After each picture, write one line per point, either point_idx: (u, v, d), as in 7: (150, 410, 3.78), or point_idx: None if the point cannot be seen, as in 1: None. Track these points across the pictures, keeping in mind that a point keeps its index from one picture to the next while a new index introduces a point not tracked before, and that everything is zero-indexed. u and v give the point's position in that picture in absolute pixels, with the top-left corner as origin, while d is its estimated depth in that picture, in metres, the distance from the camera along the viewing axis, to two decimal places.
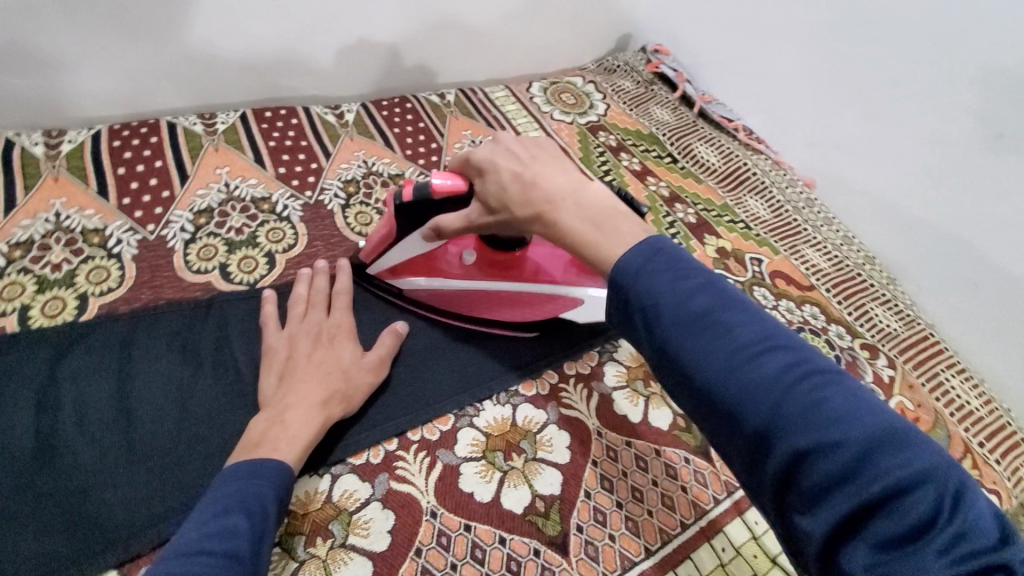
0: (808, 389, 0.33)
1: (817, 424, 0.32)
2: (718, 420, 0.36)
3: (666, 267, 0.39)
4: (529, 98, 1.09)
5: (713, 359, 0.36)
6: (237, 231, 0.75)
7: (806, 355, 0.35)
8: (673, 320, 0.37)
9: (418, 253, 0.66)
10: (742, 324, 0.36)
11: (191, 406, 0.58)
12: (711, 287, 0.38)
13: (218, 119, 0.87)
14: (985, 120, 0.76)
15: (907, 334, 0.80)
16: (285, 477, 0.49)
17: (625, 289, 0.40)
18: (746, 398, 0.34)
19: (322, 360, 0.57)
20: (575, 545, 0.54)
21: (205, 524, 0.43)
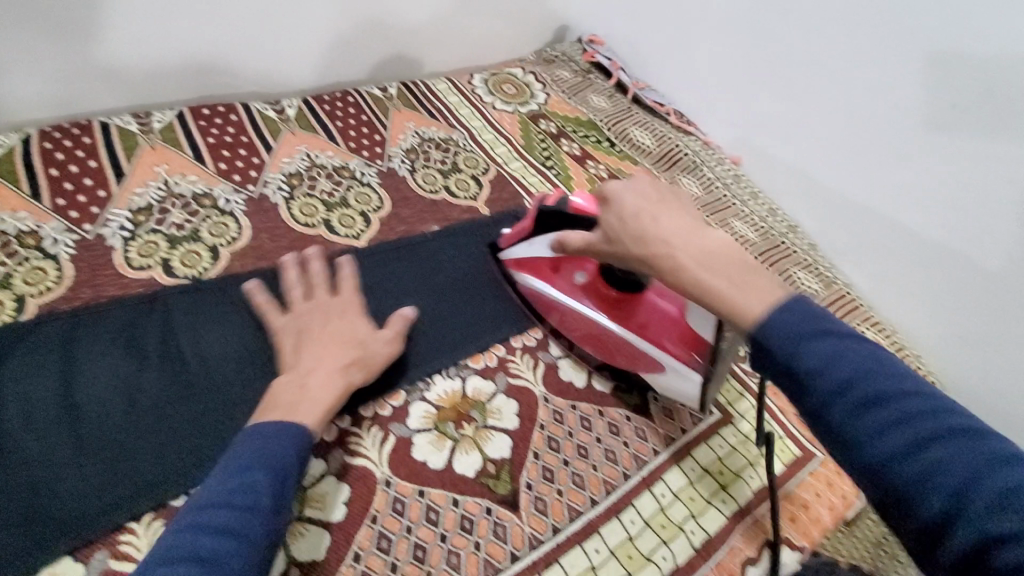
0: (991, 478, 0.37)
1: (1008, 514, 0.35)
2: (889, 498, 0.40)
3: (827, 340, 0.44)
4: (470, 89, 1.12)
5: (885, 441, 0.40)
6: (179, 227, 0.74)
7: (987, 440, 0.38)
8: (845, 399, 0.42)
9: (542, 257, 0.71)
10: (917, 409, 0.40)
11: (139, 397, 0.58)
12: (886, 369, 0.43)
13: (154, 117, 0.86)
14: (885, 92, 0.84)
15: (825, 294, 0.87)
16: (303, 435, 0.52)
17: (782, 354, 0.45)
18: (920, 479, 0.39)
19: (335, 335, 0.60)
20: (525, 501, 0.57)
21: (229, 477, 0.47)
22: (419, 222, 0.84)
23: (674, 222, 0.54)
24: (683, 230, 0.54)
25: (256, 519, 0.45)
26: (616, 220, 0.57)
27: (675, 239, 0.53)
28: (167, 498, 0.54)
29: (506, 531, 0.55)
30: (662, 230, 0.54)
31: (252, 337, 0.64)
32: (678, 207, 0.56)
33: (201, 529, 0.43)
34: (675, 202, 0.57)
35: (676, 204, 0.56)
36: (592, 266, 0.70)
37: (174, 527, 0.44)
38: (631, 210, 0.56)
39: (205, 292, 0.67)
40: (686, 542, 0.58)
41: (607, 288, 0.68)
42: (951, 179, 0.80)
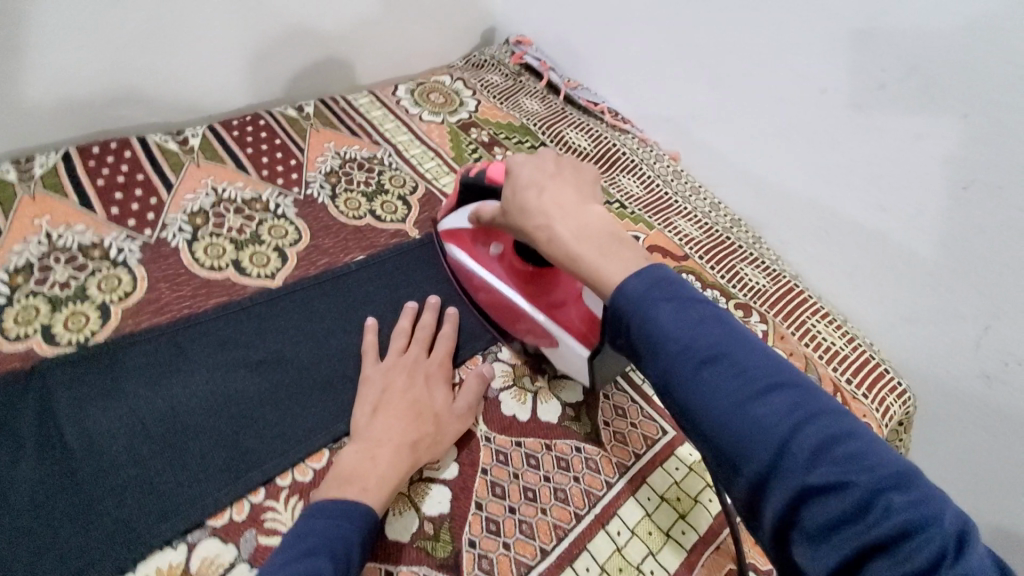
0: (815, 430, 0.34)
1: (826, 465, 0.33)
2: (720, 457, 0.37)
3: (672, 298, 0.40)
4: (394, 102, 1.05)
5: (719, 400, 0.37)
6: (63, 286, 0.66)
7: (812, 393, 0.36)
8: (688, 357, 0.38)
9: (462, 228, 0.68)
10: (753, 363, 0.37)
11: (12, 497, 0.50)
12: (718, 322, 0.39)
13: (35, 161, 0.77)
14: (812, 76, 0.81)
15: (773, 289, 0.84)
16: (369, 524, 0.49)
17: (627, 313, 0.41)
18: (745, 437, 0.36)
19: (417, 402, 0.57)
20: (468, 562, 0.52)
21: (290, 563, 0.44)
22: (341, 252, 0.77)
23: (560, 196, 0.50)
24: (566, 203, 0.49)
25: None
26: (509, 192, 0.53)
27: (552, 210, 0.49)
28: None
29: None
30: (541, 199, 0.50)
31: (149, 407, 0.57)
32: (575, 183, 0.51)
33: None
34: (574, 178, 0.52)
35: (575, 184, 0.51)
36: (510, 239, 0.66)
37: None
38: (524, 181, 0.52)
39: (94, 360, 0.59)
40: None
41: (521, 262, 0.65)
42: (884, 161, 0.78)
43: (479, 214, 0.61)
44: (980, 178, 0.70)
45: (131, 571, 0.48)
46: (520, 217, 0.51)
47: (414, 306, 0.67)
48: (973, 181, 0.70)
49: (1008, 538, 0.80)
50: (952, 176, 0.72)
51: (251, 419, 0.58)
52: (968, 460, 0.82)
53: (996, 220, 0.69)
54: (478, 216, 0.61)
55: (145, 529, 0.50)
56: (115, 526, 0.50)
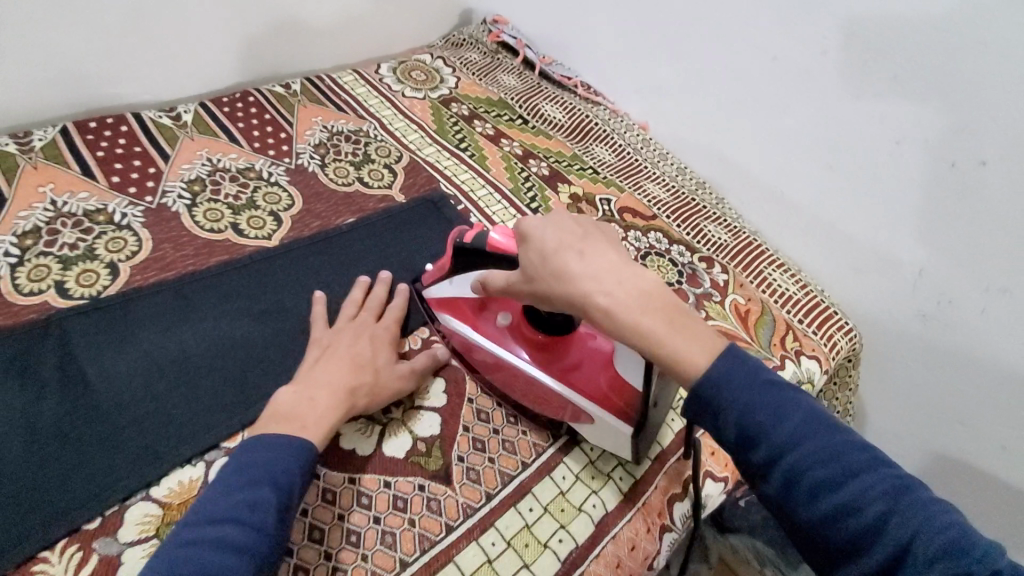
0: (923, 517, 0.39)
1: (946, 561, 0.38)
2: (833, 550, 0.41)
3: (774, 397, 0.45)
4: (378, 80, 1.10)
5: (831, 497, 0.41)
6: (72, 247, 0.71)
7: (911, 483, 0.41)
8: (795, 451, 0.43)
9: (465, 296, 0.64)
10: (852, 455, 0.42)
11: (39, 428, 0.55)
12: (816, 416, 0.44)
13: (34, 135, 0.81)
14: (764, 46, 0.88)
15: (734, 243, 0.91)
16: (307, 449, 0.52)
17: (730, 408, 0.45)
18: (856, 530, 0.40)
19: (359, 356, 0.61)
20: (457, 473, 0.58)
21: (232, 494, 0.47)
22: (333, 216, 0.83)
23: (600, 259, 0.50)
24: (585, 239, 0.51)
25: (260, 536, 0.45)
26: (533, 256, 0.52)
27: (602, 278, 0.49)
28: (79, 522, 0.50)
29: (440, 504, 0.56)
30: (585, 266, 0.49)
31: (162, 350, 0.62)
32: (603, 240, 0.52)
33: (204, 545, 0.44)
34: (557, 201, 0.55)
35: (604, 239, 0.52)
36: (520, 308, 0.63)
37: (179, 541, 0.44)
38: (551, 246, 0.51)
39: (106, 311, 0.64)
40: (616, 488, 0.61)
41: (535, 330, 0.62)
42: (829, 123, 0.85)
43: (486, 281, 0.59)
44: (915, 135, 0.77)
45: (155, 484, 0.54)
46: (554, 282, 0.50)
47: (365, 279, 0.70)
48: (905, 138, 0.78)
49: (948, 462, 0.89)
50: (890, 134, 0.79)
51: (256, 360, 0.64)
52: (910, 392, 0.90)
53: (927, 173, 0.77)
54: (486, 284, 0.59)
55: (167, 451, 0.56)
56: (139, 450, 0.55)
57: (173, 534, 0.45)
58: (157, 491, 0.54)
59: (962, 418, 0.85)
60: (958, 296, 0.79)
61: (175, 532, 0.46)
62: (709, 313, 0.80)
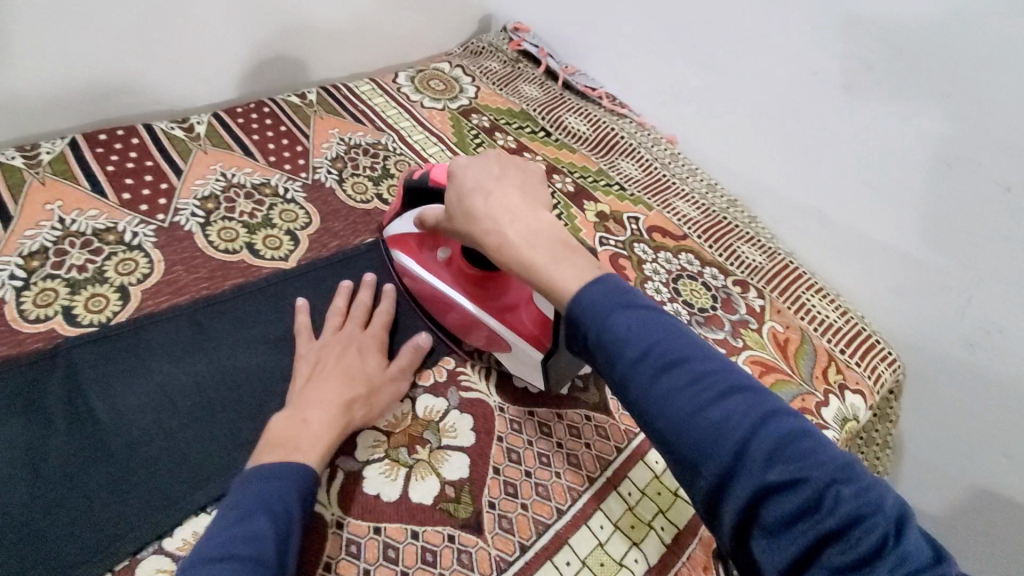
0: (766, 424, 0.37)
1: (782, 464, 0.36)
2: (681, 461, 0.39)
3: (631, 309, 0.42)
4: (396, 89, 1.06)
5: (680, 405, 0.39)
6: (80, 269, 0.67)
7: (760, 393, 0.39)
8: (647, 362, 0.40)
9: (409, 231, 0.66)
10: (706, 367, 0.40)
11: (44, 471, 0.51)
12: (673, 328, 0.42)
13: (42, 148, 0.78)
14: (805, 59, 0.84)
15: (770, 266, 0.87)
16: (303, 474, 0.49)
17: (585, 322, 0.43)
18: (700, 439, 0.38)
19: (349, 366, 0.58)
20: (489, 522, 0.55)
21: (225, 529, 0.44)
22: (352, 235, 0.79)
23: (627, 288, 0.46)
24: (514, 206, 0.50)
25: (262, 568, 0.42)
26: (453, 196, 0.53)
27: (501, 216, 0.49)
28: None
29: (471, 557, 0.52)
30: (488, 205, 0.50)
31: (176, 384, 0.59)
32: (519, 185, 0.52)
33: None
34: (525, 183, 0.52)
35: None
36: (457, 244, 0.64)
37: None
38: (468, 186, 0.52)
39: (116, 339, 0.61)
40: (658, 539, 0.57)
41: (467, 266, 0.63)
42: (872, 142, 0.81)
43: (422, 219, 0.61)
44: (963, 154, 0.73)
45: (169, 535, 0.50)
46: (468, 223, 0.51)
47: (347, 286, 0.67)
48: (956, 158, 0.74)
49: (991, 498, 0.85)
50: (937, 154, 0.75)
51: (273, 393, 0.60)
52: (953, 423, 0.86)
53: (974, 195, 0.73)
54: (423, 222, 0.61)
55: (181, 497, 0.52)
56: (151, 496, 0.52)
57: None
58: (170, 543, 0.50)
59: (1007, 451, 0.81)
60: (1008, 326, 0.75)
61: None
62: (746, 341, 0.76)
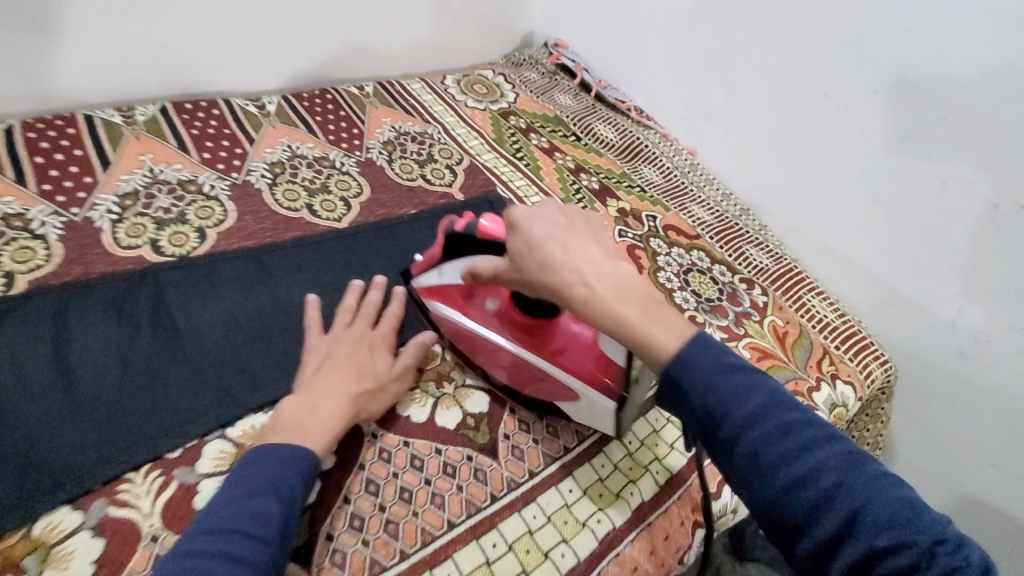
0: (872, 490, 0.41)
1: (891, 529, 0.39)
2: (790, 525, 0.43)
3: (737, 381, 0.47)
4: (443, 90, 1.17)
5: (788, 471, 0.43)
6: (166, 211, 0.77)
7: (865, 460, 0.43)
8: (756, 429, 0.45)
9: (456, 284, 0.67)
10: (812, 436, 0.44)
11: (132, 363, 0.60)
12: (779, 397, 0.46)
13: (137, 111, 0.90)
14: (819, 83, 0.92)
15: (775, 268, 0.94)
16: (310, 460, 0.52)
17: (694, 388, 0.47)
18: (809, 503, 0.42)
19: (360, 365, 0.60)
20: (504, 450, 0.62)
21: (235, 504, 0.47)
22: (397, 207, 0.89)
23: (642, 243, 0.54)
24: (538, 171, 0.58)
25: (264, 551, 0.45)
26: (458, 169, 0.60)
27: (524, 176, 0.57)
28: (163, 451, 0.55)
29: (486, 475, 0.60)
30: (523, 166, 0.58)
31: (242, 308, 0.68)
32: (591, 235, 0.55)
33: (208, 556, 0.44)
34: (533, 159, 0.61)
35: None
36: (507, 294, 0.65)
37: (179, 551, 0.44)
38: None
39: (193, 268, 0.70)
40: (652, 480, 0.64)
41: (521, 315, 0.64)
42: (874, 160, 0.89)
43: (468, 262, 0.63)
44: (958, 174, 0.80)
45: (230, 426, 0.59)
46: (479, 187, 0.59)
47: (359, 284, 0.68)
48: (952, 176, 0.81)
49: (975, 504, 0.89)
50: (935, 173, 0.83)
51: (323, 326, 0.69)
52: (941, 428, 0.91)
53: (966, 212, 0.80)
54: (478, 273, 0.62)
55: (242, 397, 0.61)
56: (217, 393, 0.60)
57: (176, 545, 0.45)
58: (231, 431, 0.59)
59: (990, 458, 0.86)
60: (995, 336, 0.81)
61: (178, 543, 0.45)
62: (747, 329, 0.83)
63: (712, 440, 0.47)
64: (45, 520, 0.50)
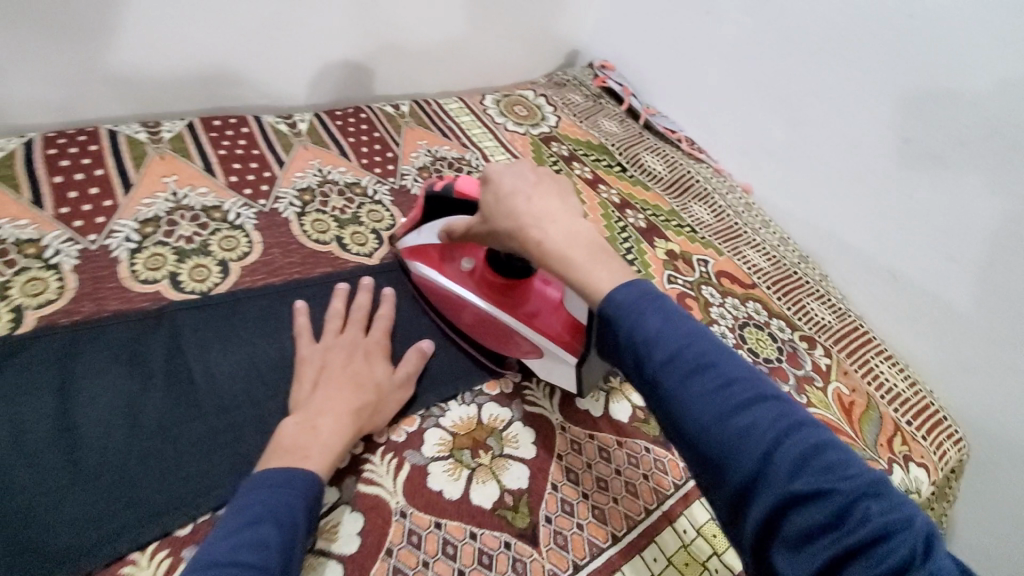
0: (790, 431, 0.39)
1: (809, 474, 0.37)
2: (709, 465, 0.40)
3: (665, 314, 0.44)
4: (482, 110, 1.11)
5: (708, 407, 0.40)
6: (188, 240, 0.72)
7: (788, 406, 0.40)
8: (677, 364, 0.42)
9: (431, 242, 0.68)
10: (736, 376, 0.41)
11: (142, 419, 0.55)
12: (705, 336, 0.43)
13: (164, 127, 0.85)
14: (897, 126, 0.84)
15: (838, 326, 0.86)
16: (312, 483, 0.49)
17: (619, 322, 0.45)
18: (727, 443, 0.39)
19: (357, 374, 0.57)
20: (545, 536, 0.55)
21: (231, 534, 0.43)
22: None
23: None
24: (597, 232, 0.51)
25: None
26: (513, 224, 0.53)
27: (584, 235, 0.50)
28: (171, 527, 0.50)
29: (526, 567, 0.53)
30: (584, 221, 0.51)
31: (264, 356, 0.62)
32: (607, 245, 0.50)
33: None
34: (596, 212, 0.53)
35: None
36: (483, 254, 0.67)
37: None
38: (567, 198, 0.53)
39: (213, 308, 0.65)
40: None
41: (494, 275, 0.65)
42: (961, 218, 0.80)
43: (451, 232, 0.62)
44: None
45: None
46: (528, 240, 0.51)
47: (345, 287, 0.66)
48: None
49: None
50: None
51: None
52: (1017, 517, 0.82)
53: None
54: (450, 230, 0.62)
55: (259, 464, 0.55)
56: (233, 458, 0.55)
57: None
58: None
59: None
60: None
61: None
62: (811, 398, 0.75)
63: (637, 380, 0.45)
64: None
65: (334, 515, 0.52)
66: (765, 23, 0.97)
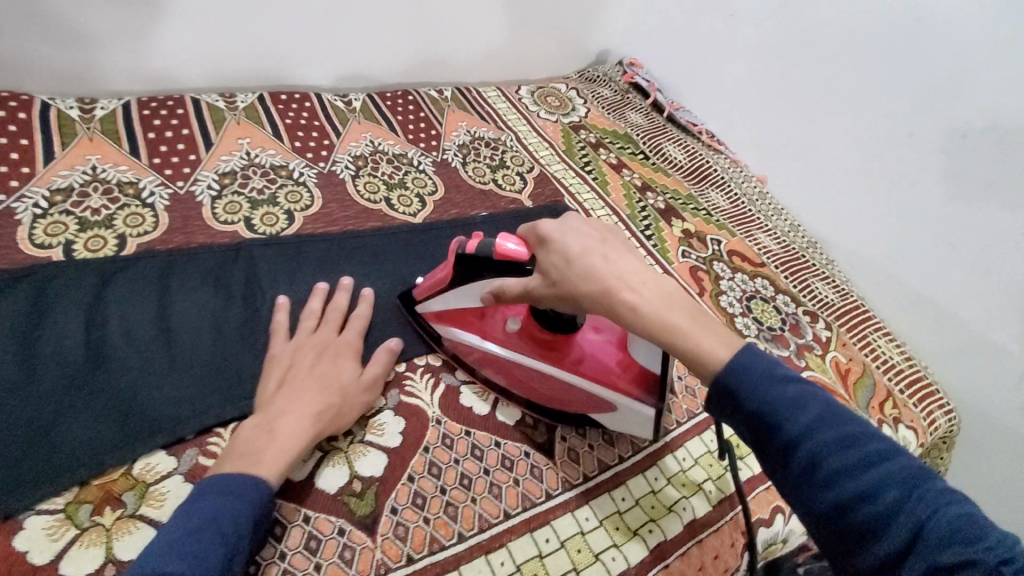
0: (930, 503, 0.39)
1: (958, 546, 0.37)
2: (849, 538, 0.41)
3: (792, 390, 0.45)
4: (518, 99, 1.21)
5: (844, 484, 0.41)
6: (259, 192, 0.83)
7: (925, 477, 0.40)
8: (812, 441, 0.43)
9: (470, 305, 0.66)
10: (870, 450, 0.42)
11: (225, 329, 0.65)
12: (835, 409, 0.44)
13: (238, 98, 0.96)
14: (902, 122, 0.91)
15: (840, 303, 0.93)
16: (261, 491, 0.49)
17: (747, 396, 0.46)
18: (866, 517, 0.40)
19: (324, 376, 0.58)
20: (559, 451, 0.64)
21: (175, 543, 0.44)
22: (468, 207, 0.92)
23: None
24: None
25: None
26: None
27: None
28: (250, 410, 0.60)
29: (542, 473, 0.61)
30: None
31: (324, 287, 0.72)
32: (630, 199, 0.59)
33: None
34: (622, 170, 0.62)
35: None
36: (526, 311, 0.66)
37: None
38: None
39: (282, 246, 0.75)
40: (705, 499, 0.64)
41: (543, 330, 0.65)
42: (959, 207, 0.86)
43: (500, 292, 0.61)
44: None
45: None
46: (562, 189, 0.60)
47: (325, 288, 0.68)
48: None
49: None
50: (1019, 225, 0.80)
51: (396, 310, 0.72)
52: (1003, 488, 0.87)
53: None
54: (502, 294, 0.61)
55: None
56: None
57: None
58: None
59: None
60: None
61: None
62: (808, 362, 0.82)
63: (766, 453, 0.45)
64: (143, 461, 0.54)
65: (380, 416, 0.62)
66: (786, 25, 1.05)
